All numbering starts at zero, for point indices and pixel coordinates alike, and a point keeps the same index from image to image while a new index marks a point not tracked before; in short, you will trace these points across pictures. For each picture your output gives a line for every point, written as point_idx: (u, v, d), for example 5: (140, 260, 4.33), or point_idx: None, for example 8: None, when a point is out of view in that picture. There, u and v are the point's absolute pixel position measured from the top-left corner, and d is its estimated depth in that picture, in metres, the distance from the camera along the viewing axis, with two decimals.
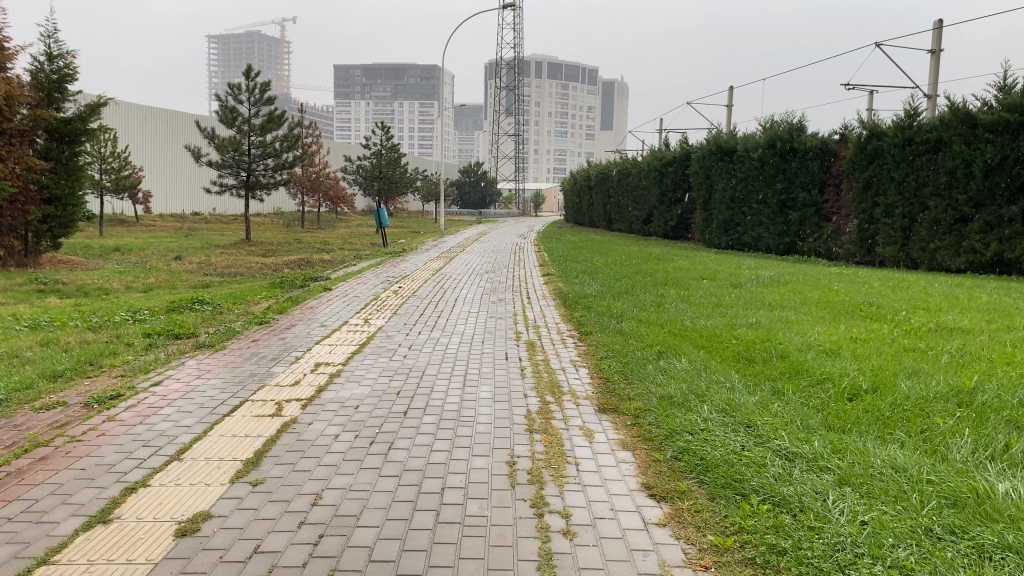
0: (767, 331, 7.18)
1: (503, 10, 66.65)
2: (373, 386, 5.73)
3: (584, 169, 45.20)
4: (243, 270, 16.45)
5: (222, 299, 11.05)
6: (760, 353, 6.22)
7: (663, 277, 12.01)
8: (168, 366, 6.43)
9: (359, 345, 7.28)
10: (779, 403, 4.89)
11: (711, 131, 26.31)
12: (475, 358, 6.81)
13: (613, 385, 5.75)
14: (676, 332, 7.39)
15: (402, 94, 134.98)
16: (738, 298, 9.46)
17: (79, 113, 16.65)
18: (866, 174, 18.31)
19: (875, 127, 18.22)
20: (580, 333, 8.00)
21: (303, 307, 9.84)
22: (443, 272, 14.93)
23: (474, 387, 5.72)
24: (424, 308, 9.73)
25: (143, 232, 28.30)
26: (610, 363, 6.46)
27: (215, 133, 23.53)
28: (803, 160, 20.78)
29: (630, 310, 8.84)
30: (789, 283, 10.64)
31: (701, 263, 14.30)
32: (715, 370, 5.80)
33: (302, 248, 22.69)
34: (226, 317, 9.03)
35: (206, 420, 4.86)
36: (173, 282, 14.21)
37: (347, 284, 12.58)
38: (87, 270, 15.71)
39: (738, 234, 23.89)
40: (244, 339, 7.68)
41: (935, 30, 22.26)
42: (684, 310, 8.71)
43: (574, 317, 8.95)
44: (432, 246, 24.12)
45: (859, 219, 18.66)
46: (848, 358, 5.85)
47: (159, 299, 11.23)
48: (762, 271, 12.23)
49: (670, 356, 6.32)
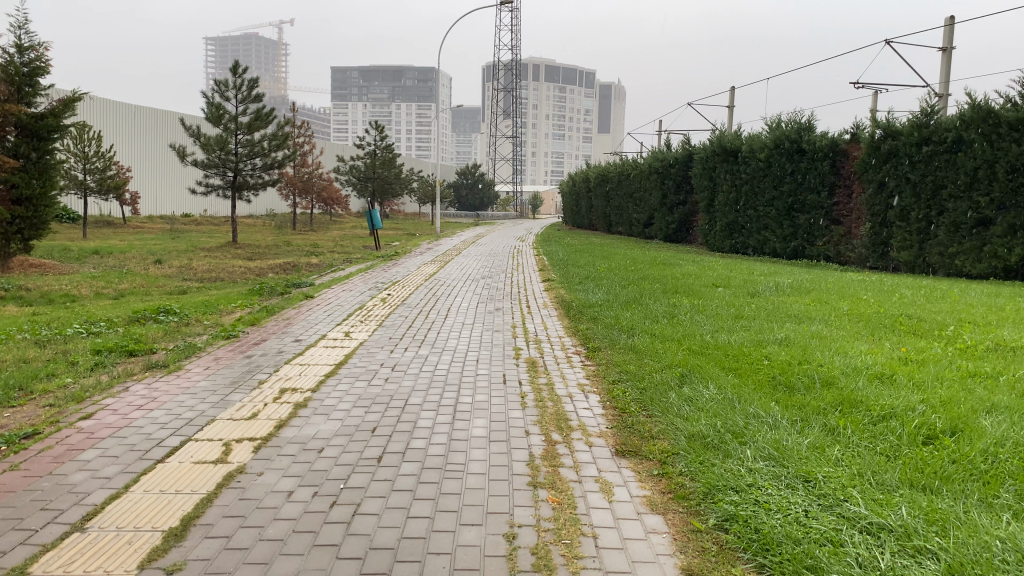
0: (801, 349, 6.28)
1: (501, 12, 65.89)
2: (344, 420, 4.80)
3: (583, 172, 44.41)
4: (224, 275, 15.52)
5: (193, 308, 10.13)
6: (801, 378, 5.32)
7: (672, 285, 11.09)
8: (109, 392, 5.49)
9: (333, 366, 6.33)
10: (838, 446, 3.99)
11: (713, 131, 25.44)
12: (468, 381, 5.88)
13: (630, 418, 4.84)
14: (697, 350, 6.47)
15: (399, 96, 134.01)
16: (761, 309, 8.53)
17: (51, 109, 15.74)
18: (879, 175, 17.40)
19: (889, 126, 17.28)
20: (587, 349, 7.07)
21: (279, 317, 8.91)
22: (437, 278, 14.01)
23: (466, 421, 4.80)
24: (411, 319, 8.80)
25: (128, 234, 27.36)
26: (624, 389, 5.54)
27: (199, 131, 22.54)
28: (812, 160, 19.89)
29: (643, 323, 7.90)
30: (813, 292, 9.73)
31: (711, 268, 13.42)
32: (751, 402, 4.88)
33: (289, 251, 21.71)
34: (191, 331, 8.08)
35: (132, 469, 3.92)
36: (147, 288, 13.30)
37: (331, 291, 11.65)
38: (58, 275, 14.81)
39: (744, 237, 23.00)
40: (205, 357, 6.74)
41: (947, 27, 21.40)
42: (703, 323, 7.79)
43: (579, 330, 8.01)
44: (425, 249, 23.20)
45: (872, 222, 17.75)
46: (909, 386, 4.94)
47: (124, 308, 10.32)
48: (779, 278, 11.32)
49: (695, 382, 5.40)
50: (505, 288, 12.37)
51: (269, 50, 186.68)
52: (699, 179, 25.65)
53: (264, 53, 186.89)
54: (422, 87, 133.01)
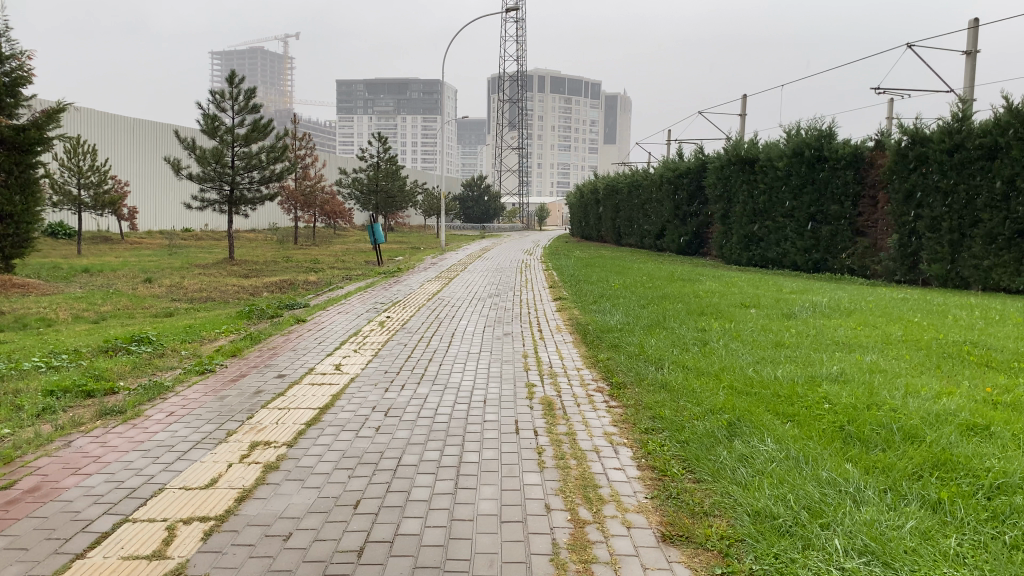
0: (865, 390, 5.40)
1: (505, 23, 65.43)
2: (323, 488, 3.93)
3: (591, 184, 43.66)
4: (216, 294, 14.69)
5: (172, 335, 9.25)
6: (875, 430, 4.45)
7: (697, 304, 10.19)
8: (45, 449, 4.58)
9: (318, 411, 5.42)
10: (955, 535, 3.08)
11: (727, 139, 24.62)
12: (473, 430, 4.99)
13: (675, 485, 3.94)
14: (742, 389, 5.57)
15: (404, 109, 133.81)
16: (803, 335, 7.64)
17: (34, 120, 14.99)
18: (907, 184, 16.49)
19: (917, 133, 16.39)
20: (611, 385, 6.18)
21: (265, 346, 8.01)
22: (441, 297, 13.15)
23: (472, 489, 3.91)
24: (411, 348, 7.91)
25: (125, 250, 26.59)
26: (661, 442, 4.63)
27: (195, 144, 21.73)
28: (834, 170, 19.00)
29: (672, 352, 7.01)
30: (855, 313, 8.84)
31: (735, 286, 12.56)
32: (822, 464, 3.99)
33: (288, 268, 20.86)
34: (163, 364, 7.19)
35: (39, 571, 3.02)
36: (131, 310, 12.48)
37: (326, 313, 10.78)
38: (40, 295, 14.01)
39: (761, 250, 22.10)
40: (172, 399, 5.83)
41: (971, 30, 20.55)
42: (740, 352, 6.89)
43: (599, 360, 7.11)
44: (430, 264, 22.18)
45: (899, 233, 16.80)
46: (1015, 443, 4.04)
47: (99, 336, 9.45)
48: (814, 298, 10.43)
49: (749, 435, 4.50)
50: (513, 308, 11.51)
51: (275, 63, 186.01)
52: (713, 190, 24.81)
53: (271, 67, 186.46)
54: (427, 100, 132.81)
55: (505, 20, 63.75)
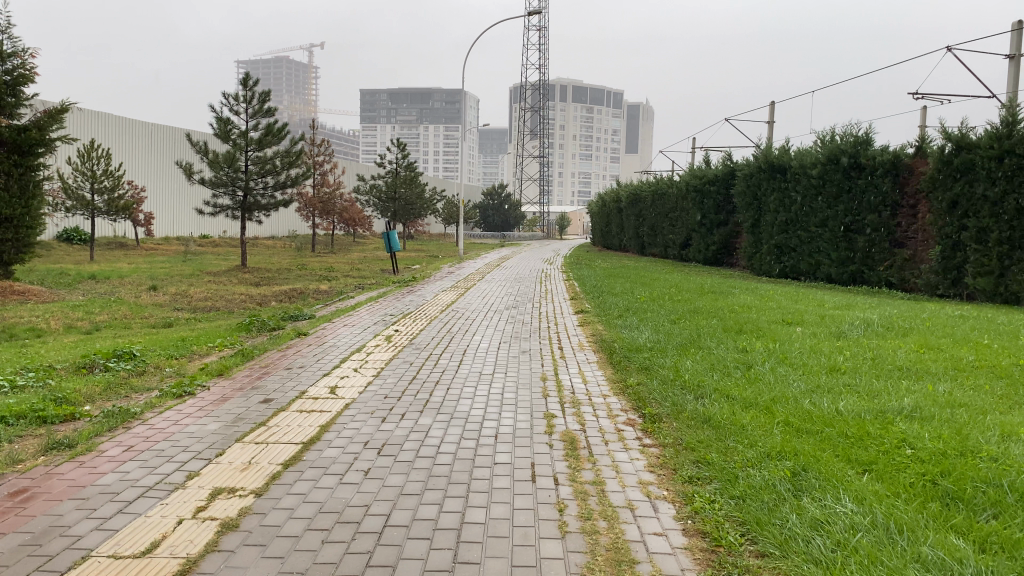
0: (950, 430, 4.52)
1: (528, 31, 64.76)
2: (286, 559, 3.12)
3: (613, 193, 42.79)
4: (220, 304, 13.97)
5: (160, 349, 8.47)
6: (982, 488, 3.56)
7: (732, 321, 9.31)
8: None
9: (300, 447, 4.62)
10: None
11: (757, 146, 23.70)
12: (481, 475, 4.17)
13: (734, 563, 3.10)
14: (800, 429, 4.72)
15: (426, 118, 133.70)
16: (860, 359, 6.77)
17: (36, 120, 14.40)
18: (951, 193, 15.47)
19: (963, 139, 15.39)
20: (644, 417, 5.35)
21: (256, 365, 7.21)
22: (455, 309, 12.35)
23: (475, 564, 3.09)
24: (417, 368, 7.10)
25: (138, 256, 26.02)
26: (711, 498, 3.80)
27: (207, 148, 21.13)
28: (871, 178, 18.02)
29: (712, 378, 6.19)
30: (914, 333, 7.93)
31: (772, 300, 11.71)
32: (921, 536, 3.12)
33: (300, 276, 20.10)
34: (140, 386, 6.40)
35: None
36: (129, 320, 11.79)
37: (330, 326, 9.96)
38: (36, 303, 13.34)
39: (793, 261, 21.14)
40: (136, 429, 5.05)
41: (1016, 33, 19.53)
42: (791, 381, 6.05)
43: (629, 386, 6.28)
44: (448, 273, 21.35)
45: (942, 244, 15.77)
46: None
47: (82, 349, 8.70)
48: (864, 315, 9.51)
49: (820, 492, 3.65)
50: (532, 322, 10.68)
51: (300, 72, 186.28)
52: (742, 198, 23.89)
53: (297, 76, 186.70)
54: (449, 109, 132.59)
55: (528, 28, 63.18)
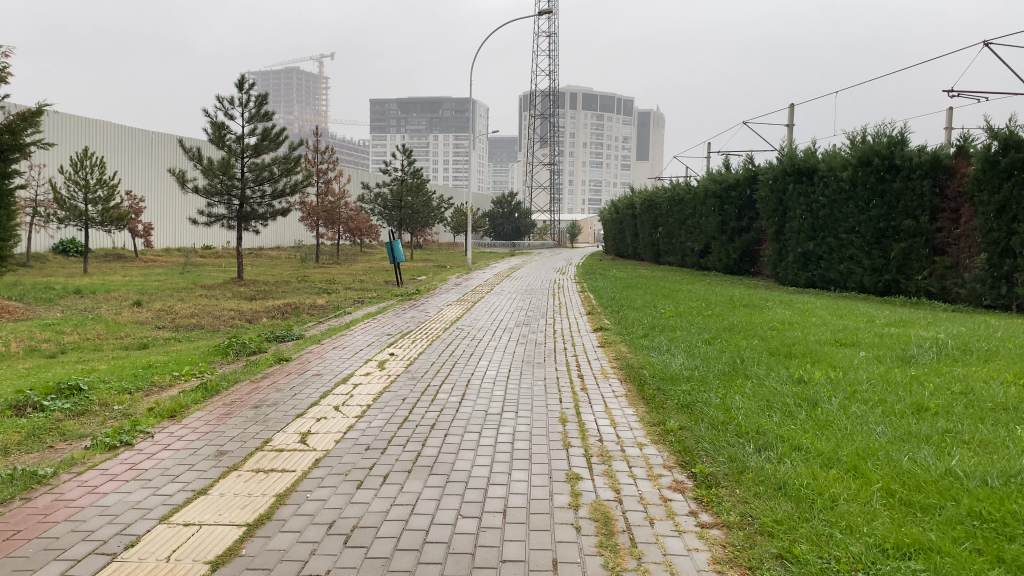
0: None
1: (538, 36, 63.70)
2: None
3: (626, 202, 41.62)
4: (206, 321, 12.84)
5: (118, 378, 7.33)
6: None
7: (778, 342, 8.09)
8: None
9: (243, 533, 3.45)
10: None
11: (780, 149, 22.46)
12: None
13: None
14: (917, 505, 3.50)
15: (436, 127, 132.92)
16: (949, 394, 5.54)
17: (9, 123, 13.34)
18: (998, 196, 14.16)
19: (1011, 137, 14.08)
20: (697, 481, 4.14)
21: (219, 403, 6.04)
22: (460, 326, 11.16)
23: None
24: (410, 408, 5.88)
25: (135, 268, 25.03)
26: None
27: (200, 155, 20.03)
28: (907, 180, 16.74)
29: (774, 421, 4.99)
30: (997, 359, 6.69)
31: (814, 314, 10.48)
32: None
33: (299, 290, 18.96)
34: (71, 433, 5.22)
35: None
36: (101, 341, 10.66)
37: (317, 350, 8.82)
38: (7, 323, 12.27)
39: (821, 270, 19.91)
40: (38, 501, 3.88)
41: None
42: (875, 426, 4.82)
43: (671, 432, 5.07)
44: (455, 286, 20.23)
45: (989, 251, 14.45)
46: None
47: (31, 379, 7.59)
48: (929, 335, 8.24)
49: None
50: (546, 342, 9.49)
51: (311, 82, 185.90)
52: (764, 204, 22.66)
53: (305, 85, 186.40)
54: (459, 118, 131.78)
55: (538, 33, 62.10)
